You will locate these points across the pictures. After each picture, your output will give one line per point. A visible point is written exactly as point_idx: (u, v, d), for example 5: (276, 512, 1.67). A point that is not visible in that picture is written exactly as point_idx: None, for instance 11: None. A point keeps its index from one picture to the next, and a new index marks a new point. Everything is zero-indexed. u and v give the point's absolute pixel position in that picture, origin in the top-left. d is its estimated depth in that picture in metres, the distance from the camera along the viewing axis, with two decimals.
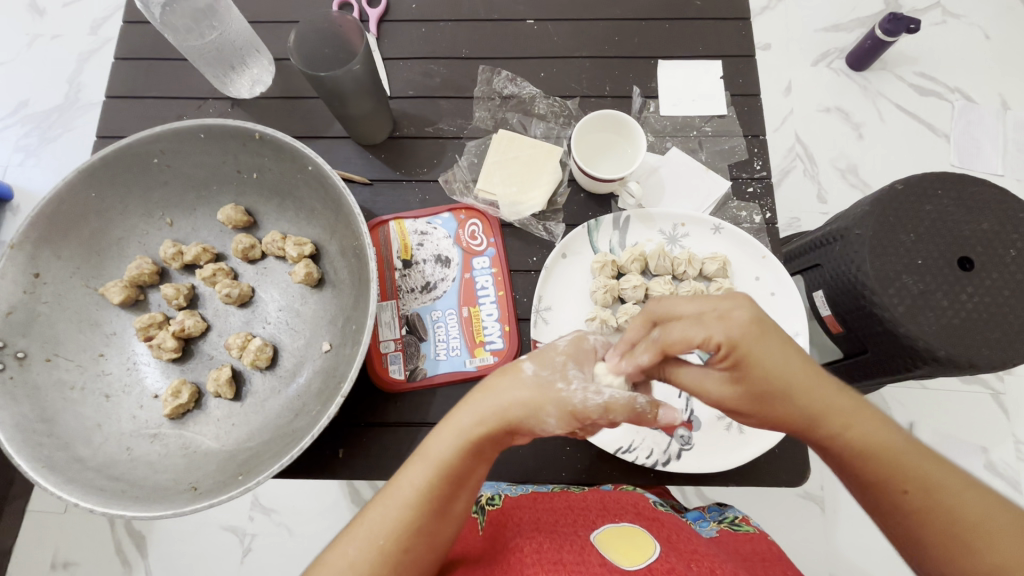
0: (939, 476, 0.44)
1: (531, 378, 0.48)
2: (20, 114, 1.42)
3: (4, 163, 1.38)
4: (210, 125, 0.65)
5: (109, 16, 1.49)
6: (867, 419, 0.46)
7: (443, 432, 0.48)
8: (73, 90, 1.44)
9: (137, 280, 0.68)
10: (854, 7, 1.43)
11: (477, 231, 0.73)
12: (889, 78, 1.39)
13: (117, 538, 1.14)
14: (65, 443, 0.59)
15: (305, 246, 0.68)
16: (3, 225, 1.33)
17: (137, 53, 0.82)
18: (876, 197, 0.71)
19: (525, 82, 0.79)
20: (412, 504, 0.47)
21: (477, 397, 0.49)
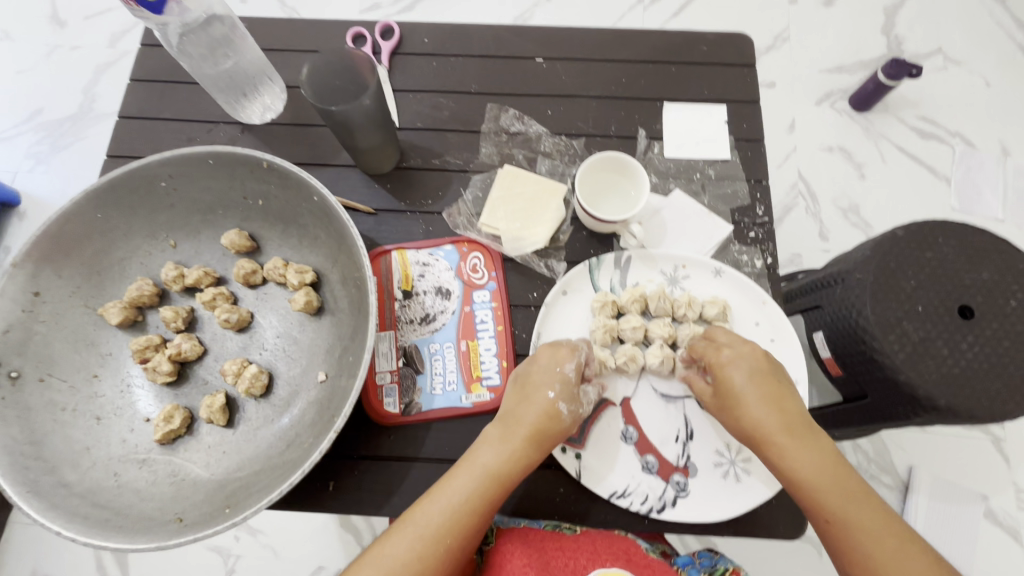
0: (844, 499, 0.54)
1: (568, 415, 0.61)
2: (33, 122, 1.44)
3: (14, 169, 1.40)
4: (218, 152, 0.65)
5: (128, 30, 1.52)
6: (818, 463, 0.55)
7: (495, 455, 0.58)
8: (87, 101, 1.46)
9: (137, 301, 0.68)
10: (857, 50, 1.46)
11: (479, 264, 0.73)
12: (891, 120, 1.42)
13: (100, 556, 1.11)
14: (52, 467, 0.58)
15: (306, 274, 0.68)
16: (11, 231, 1.35)
17: (153, 76, 0.84)
18: (877, 242, 0.71)
19: (531, 121, 0.80)
20: (474, 511, 0.56)
21: (523, 431, 0.59)
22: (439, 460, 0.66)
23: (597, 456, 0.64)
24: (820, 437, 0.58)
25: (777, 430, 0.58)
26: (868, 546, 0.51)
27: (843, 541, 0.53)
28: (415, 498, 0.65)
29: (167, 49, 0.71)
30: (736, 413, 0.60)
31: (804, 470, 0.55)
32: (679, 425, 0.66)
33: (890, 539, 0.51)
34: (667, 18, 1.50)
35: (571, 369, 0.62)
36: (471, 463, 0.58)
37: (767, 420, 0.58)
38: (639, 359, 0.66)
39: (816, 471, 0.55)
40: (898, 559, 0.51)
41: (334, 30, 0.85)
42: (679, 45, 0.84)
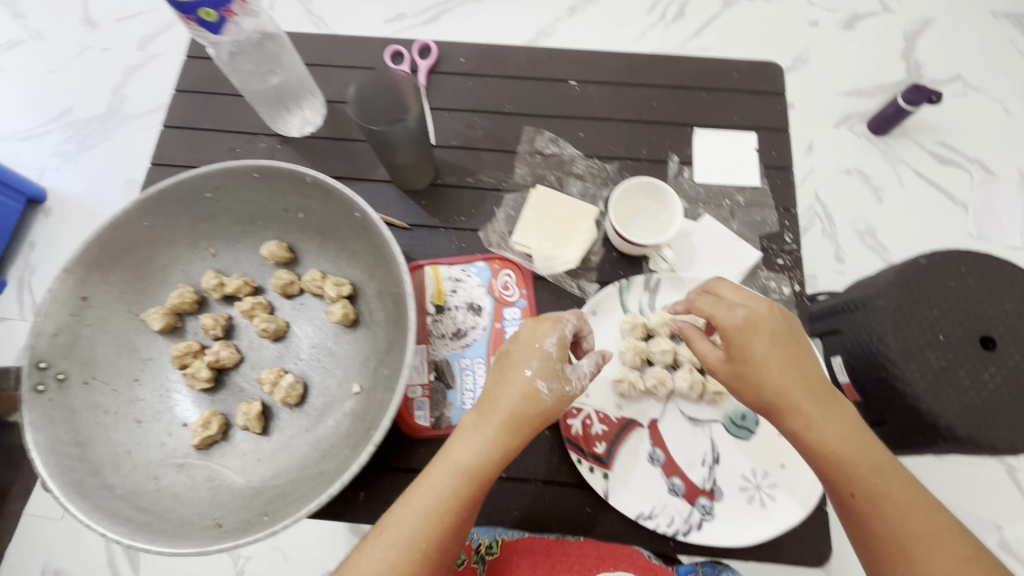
0: (869, 466, 0.53)
1: (548, 395, 0.57)
2: (63, 120, 1.47)
3: (41, 166, 1.43)
4: (264, 166, 0.66)
5: (157, 34, 1.54)
6: (842, 431, 0.54)
7: (469, 448, 0.56)
8: (115, 102, 1.48)
9: (177, 307, 0.70)
10: (877, 74, 1.47)
11: (510, 281, 0.75)
12: (911, 145, 1.42)
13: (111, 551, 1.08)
14: (96, 469, 0.59)
15: (344, 287, 0.70)
16: (36, 226, 1.36)
17: (198, 87, 0.86)
18: (900, 270, 0.73)
19: (566, 144, 0.82)
20: (452, 508, 0.53)
21: (498, 417, 0.56)
22: None
23: (624, 477, 0.65)
24: (839, 403, 0.56)
25: (799, 398, 0.55)
26: (894, 516, 0.52)
27: (867, 509, 0.52)
28: None
29: (223, 70, 0.74)
30: (757, 378, 0.56)
31: (830, 437, 0.54)
32: (706, 448, 0.67)
33: (909, 504, 0.52)
34: (688, 37, 1.51)
35: (551, 345, 0.59)
36: (442, 460, 0.55)
37: (789, 387, 0.55)
38: (667, 382, 0.67)
39: (844, 441, 0.53)
40: (920, 527, 0.51)
41: (372, 47, 0.87)
42: (710, 72, 0.85)
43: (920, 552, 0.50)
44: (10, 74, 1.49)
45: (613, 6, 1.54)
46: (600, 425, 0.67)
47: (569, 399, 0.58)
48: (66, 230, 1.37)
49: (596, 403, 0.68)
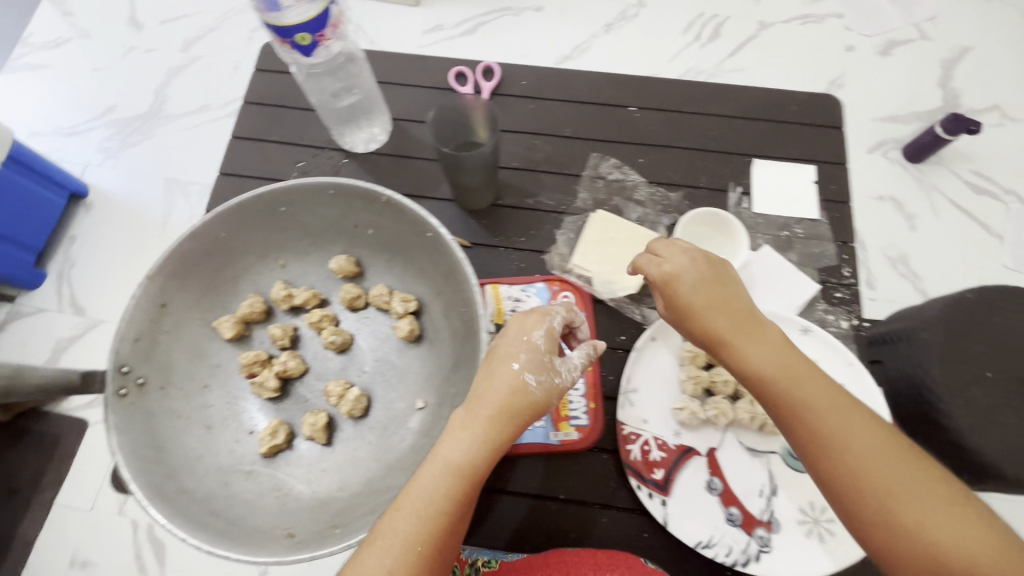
0: (796, 383, 0.52)
1: (538, 388, 0.55)
2: (106, 118, 1.39)
3: (84, 162, 1.35)
4: (340, 184, 0.68)
5: (202, 35, 1.46)
6: (767, 353, 0.54)
7: (457, 445, 0.52)
8: (158, 102, 1.40)
9: (247, 317, 0.72)
10: (911, 99, 1.31)
11: (569, 304, 0.76)
12: (945, 173, 1.25)
13: (139, 544, 0.97)
14: (171, 473, 0.61)
15: (410, 303, 0.72)
16: (80, 224, 1.28)
17: (267, 100, 0.88)
18: (948, 303, 0.73)
19: (630, 171, 0.83)
20: (443, 508, 0.50)
21: (486, 411, 0.54)
22: (524, 494, 0.69)
23: (682, 506, 0.66)
24: (767, 329, 0.56)
25: (724, 327, 0.56)
26: (824, 420, 0.51)
27: (799, 421, 0.52)
28: (502, 527, 0.68)
29: (307, 92, 0.78)
30: (694, 320, 0.57)
31: (758, 360, 0.54)
32: (763, 480, 0.67)
33: (837, 406, 0.51)
34: (723, 58, 1.36)
35: (539, 337, 0.57)
36: (432, 460, 0.52)
37: (716, 320, 0.56)
38: (729, 413, 0.68)
39: (771, 362, 0.54)
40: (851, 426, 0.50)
41: (438, 68, 0.89)
42: (769, 104, 0.86)
43: (854, 450, 0.49)
44: (55, 69, 1.44)
45: (648, 20, 1.42)
46: (658, 452, 0.68)
47: (558, 393, 0.56)
48: (105, 228, 1.29)
49: (655, 429, 0.69)
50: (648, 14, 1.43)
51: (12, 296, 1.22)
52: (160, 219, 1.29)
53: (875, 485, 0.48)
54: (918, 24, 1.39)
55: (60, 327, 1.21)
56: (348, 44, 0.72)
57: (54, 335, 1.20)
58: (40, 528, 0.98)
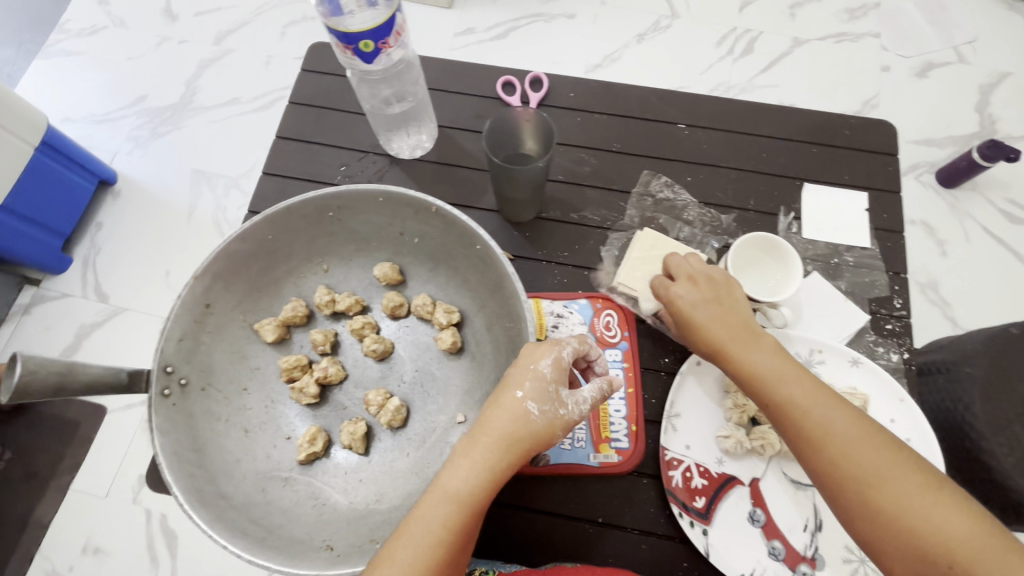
0: (787, 382, 0.54)
1: (541, 417, 0.54)
2: (136, 107, 1.40)
3: (114, 150, 1.36)
4: (391, 192, 0.68)
5: (234, 29, 1.46)
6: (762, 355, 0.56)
7: (458, 473, 0.52)
8: (189, 94, 1.40)
9: (289, 320, 0.72)
10: (948, 124, 1.24)
11: (612, 322, 0.75)
12: (978, 200, 1.18)
13: (150, 534, 1.02)
14: (211, 477, 0.60)
15: (454, 314, 0.71)
16: (105, 210, 1.29)
17: (312, 100, 0.88)
18: (989, 337, 0.74)
19: (681, 190, 0.82)
20: (441, 538, 0.49)
21: (488, 438, 0.53)
22: (560, 515, 0.67)
23: (724, 537, 0.64)
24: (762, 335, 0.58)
25: (720, 333, 0.58)
26: (805, 414, 0.52)
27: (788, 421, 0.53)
28: (536, 548, 0.67)
29: (358, 92, 0.79)
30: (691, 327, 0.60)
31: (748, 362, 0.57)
32: (808, 514, 0.65)
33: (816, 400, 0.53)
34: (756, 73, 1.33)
35: (547, 365, 0.55)
36: (433, 489, 0.51)
37: (715, 327, 0.59)
38: (776, 444, 0.66)
39: (764, 363, 0.56)
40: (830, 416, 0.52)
41: (486, 76, 0.89)
42: (821, 127, 0.85)
43: (835, 440, 0.50)
44: (91, 57, 1.45)
45: (680, 32, 1.39)
46: (699, 479, 0.67)
47: (562, 424, 0.54)
48: (132, 217, 1.29)
49: (697, 455, 0.68)
50: (681, 26, 1.39)
51: (38, 280, 1.23)
52: (185, 210, 1.29)
53: (862, 482, 0.49)
54: (957, 46, 1.32)
55: (84, 313, 1.21)
56: (409, 51, 0.73)
57: (78, 321, 1.20)
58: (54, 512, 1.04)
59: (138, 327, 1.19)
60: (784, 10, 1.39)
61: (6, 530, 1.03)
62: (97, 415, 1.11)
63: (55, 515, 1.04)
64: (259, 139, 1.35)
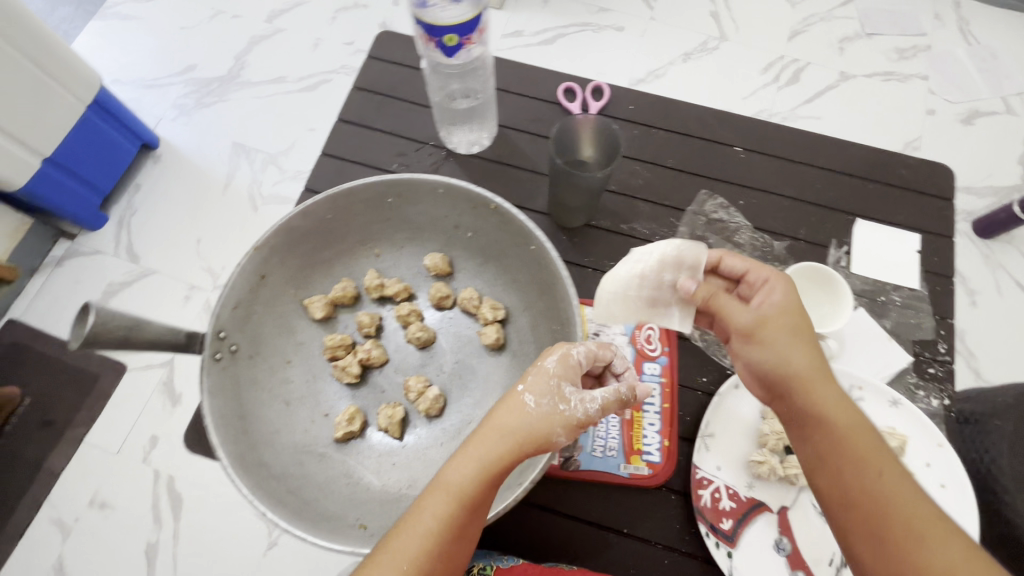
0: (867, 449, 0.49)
1: (536, 409, 0.52)
2: (186, 76, 1.38)
3: (159, 116, 1.33)
4: (451, 185, 0.69)
5: (287, 9, 1.44)
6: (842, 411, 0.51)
7: (459, 468, 0.50)
8: (237, 68, 1.37)
9: (338, 299, 0.73)
10: (990, 174, 1.23)
11: (654, 336, 0.75)
12: (1016, 254, 1.17)
13: (156, 493, 0.97)
14: (253, 444, 0.61)
15: (499, 311, 0.72)
16: (144, 172, 1.24)
17: (376, 87, 0.90)
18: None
19: (736, 213, 0.82)
20: (433, 531, 0.48)
21: (487, 434, 0.52)
22: (584, 520, 0.68)
23: (749, 561, 0.64)
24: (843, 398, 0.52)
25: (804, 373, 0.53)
26: (867, 480, 0.48)
27: (855, 495, 0.48)
28: (559, 550, 0.67)
29: (430, 81, 0.79)
30: (782, 336, 0.53)
31: (829, 402, 0.51)
32: (835, 548, 0.65)
33: (894, 480, 0.47)
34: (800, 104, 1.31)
35: (551, 361, 0.55)
36: (435, 482, 0.51)
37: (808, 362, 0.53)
38: None
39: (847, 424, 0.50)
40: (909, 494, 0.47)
41: (547, 80, 0.90)
42: (877, 165, 0.85)
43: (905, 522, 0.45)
44: (144, 23, 1.44)
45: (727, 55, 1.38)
46: (728, 501, 0.67)
47: (559, 417, 0.52)
48: (171, 184, 1.24)
49: (727, 477, 0.68)
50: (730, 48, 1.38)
51: (73, 234, 1.18)
52: (222, 180, 1.24)
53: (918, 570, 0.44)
54: (1006, 97, 1.31)
55: (113, 272, 1.16)
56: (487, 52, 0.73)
57: (106, 279, 1.15)
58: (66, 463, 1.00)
59: (164, 289, 1.13)
60: (833, 42, 1.38)
61: (17, 474, 0.99)
62: (116, 369, 1.06)
63: (67, 466, 1.00)
64: (300, 116, 1.30)
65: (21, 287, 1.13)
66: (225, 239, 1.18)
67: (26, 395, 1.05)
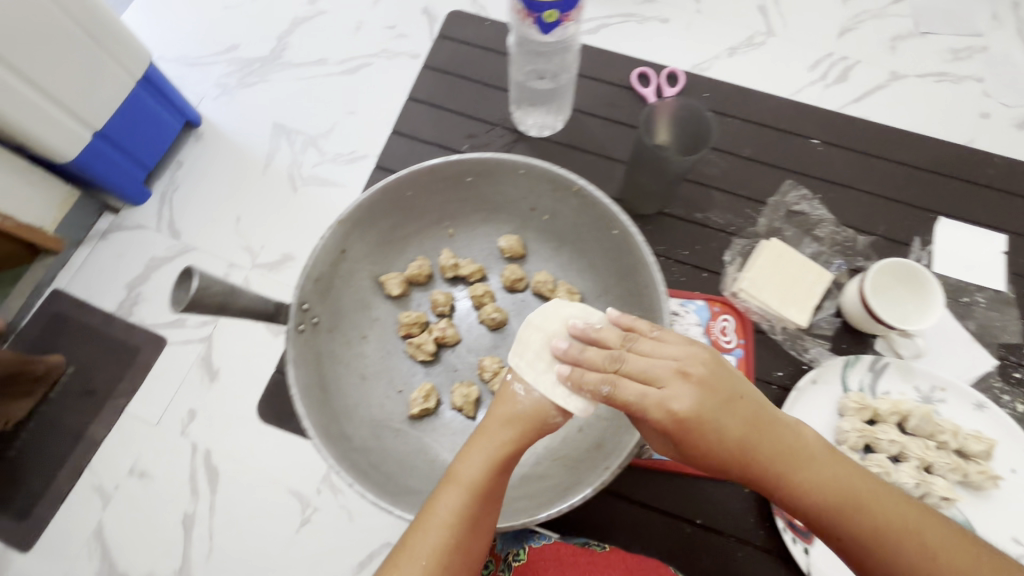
0: (844, 487, 0.47)
1: (527, 395, 0.54)
2: (226, 56, 1.24)
3: (200, 95, 1.21)
4: (533, 166, 0.67)
5: None
6: (808, 464, 0.48)
7: (468, 458, 0.51)
8: (278, 48, 1.23)
9: (413, 277, 0.74)
10: None
11: (728, 328, 0.74)
12: None
13: (193, 467, 0.94)
14: (334, 416, 0.62)
15: (575, 296, 0.71)
16: (185, 151, 1.15)
17: (448, 68, 0.89)
18: None
19: (818, 205, 0.80)
20: (451, 523, 0.47)
21: (488, 425, 0.53)
22: (656, 509, 0.67)
23: (828, 558, 0.63)
24: (800, 447, 0.49)
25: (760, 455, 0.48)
26: (864, 516, 0.46)
27: (861, 533, 0.46)
28: (630, 537, 0.67)
29: (511, 69, 0.80)
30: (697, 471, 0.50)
31: (788, 466, 0.48)
32: None
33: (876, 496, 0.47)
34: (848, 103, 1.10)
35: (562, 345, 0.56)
36: (449, 476, 0.50)
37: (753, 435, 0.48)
38: (892, 475, 0.64)
39: (817, 472, 0.48)
40: (903, 515, 0.46)
41: (622, 65, 0.89)
42: (961, 163, 0.83)
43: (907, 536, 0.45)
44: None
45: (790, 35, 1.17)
46: None
47: (550, 400, 0.53)
48: (212, 164, 1.15)
49: None
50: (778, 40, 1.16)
51: (118, 208, 1.11)
52: (261, 160, 1.14)
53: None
54: None
55: (155, 248, 1.09)
56: (576, 35, 0.70)
57: (148, 254, 1.08)
58: (107, 431, 0.98)
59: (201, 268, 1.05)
60: (885, 41, 1.13)
61: (60, 441, 0.97)
62: (156, 342, 1.02)
63: (107, 436, 0.97)
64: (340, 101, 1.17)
65: (67, 258, 1.08)
66: (268, 221, 1.09)
67: (68, 364, 1.01)
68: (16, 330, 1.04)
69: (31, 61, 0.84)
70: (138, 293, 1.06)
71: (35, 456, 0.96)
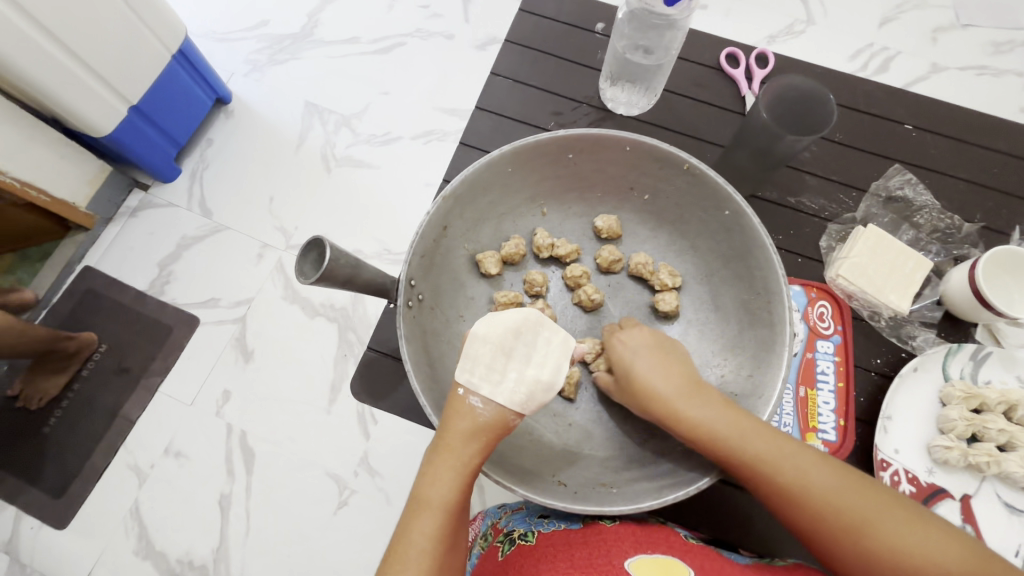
0: (752, 435, 0.50)
1: (486, 408, 0.52)
2: (257, 32, 1.16)
3: (228, 71, 1.13)
4: (640, 143, 0.65)
5: None
6: (715, 410, 0.52)
7: (438, 480, 0.47)
8: (310, 25, 1.15)
9: (508, 256, 0.72)
10: None
11: (826, 314, 0.73)
12: None
13: (229, 448, 0.91)
14: (443, 394, 0.61)
15: (677, 278, 0.70)
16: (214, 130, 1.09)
17: (530, 43, 0.87)
18: None
19: (921, 189, 0.79)
20: (428, 551, 0.44)
21: (450, 441, 0.50)
22: None
23: None
24: (705, 398, 0.53)
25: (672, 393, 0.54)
26: (768, 458, 0.49)
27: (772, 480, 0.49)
28: None
29: (614, 39, 0.76)
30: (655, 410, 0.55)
31: (696, 412, 0.53)
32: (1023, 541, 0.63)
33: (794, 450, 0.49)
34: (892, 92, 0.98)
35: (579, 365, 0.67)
36: (419, 503, 0.47)
37: (671, 381, 0.55)
38: (1000, 464, 0.64)
39: (716, 417, 0.52)
40: (813, 469, 0.48)
41: (710, 44, 0.87)
42: None
43: (814, 479, 0.48)
44: None
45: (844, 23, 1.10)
46: (908, 485, 0.66)
47: (508, 410, 0.52)
48: (243, 142, 1.08)
49: (906, 461, 0.67)
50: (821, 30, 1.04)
51: (146, 184, 1.06)
52: (294, 138, 1.08)
53: (852, 520, 0.46)
54: None
55: (184, 225, 1.03)
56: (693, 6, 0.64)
57: (178, 232, 1.03)
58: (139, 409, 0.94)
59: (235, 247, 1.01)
60: (925, 31, 1.03)
61: (94, 419, 0.93)
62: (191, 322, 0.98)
63: (143, 414, 0.94)
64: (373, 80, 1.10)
65: (96, 236, 1.03)
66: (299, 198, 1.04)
67: (101, 342, 0.97)
68: (45, 305, 0.99)
69: (87, 29, 0.80)
70: (170, 272, 1.01)
71: (65, 432, 0.93)
